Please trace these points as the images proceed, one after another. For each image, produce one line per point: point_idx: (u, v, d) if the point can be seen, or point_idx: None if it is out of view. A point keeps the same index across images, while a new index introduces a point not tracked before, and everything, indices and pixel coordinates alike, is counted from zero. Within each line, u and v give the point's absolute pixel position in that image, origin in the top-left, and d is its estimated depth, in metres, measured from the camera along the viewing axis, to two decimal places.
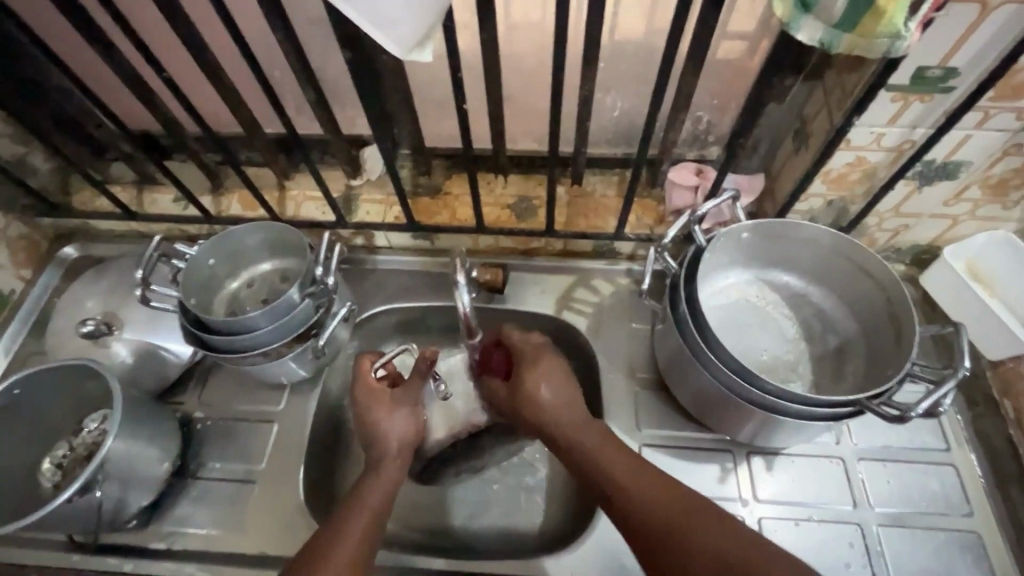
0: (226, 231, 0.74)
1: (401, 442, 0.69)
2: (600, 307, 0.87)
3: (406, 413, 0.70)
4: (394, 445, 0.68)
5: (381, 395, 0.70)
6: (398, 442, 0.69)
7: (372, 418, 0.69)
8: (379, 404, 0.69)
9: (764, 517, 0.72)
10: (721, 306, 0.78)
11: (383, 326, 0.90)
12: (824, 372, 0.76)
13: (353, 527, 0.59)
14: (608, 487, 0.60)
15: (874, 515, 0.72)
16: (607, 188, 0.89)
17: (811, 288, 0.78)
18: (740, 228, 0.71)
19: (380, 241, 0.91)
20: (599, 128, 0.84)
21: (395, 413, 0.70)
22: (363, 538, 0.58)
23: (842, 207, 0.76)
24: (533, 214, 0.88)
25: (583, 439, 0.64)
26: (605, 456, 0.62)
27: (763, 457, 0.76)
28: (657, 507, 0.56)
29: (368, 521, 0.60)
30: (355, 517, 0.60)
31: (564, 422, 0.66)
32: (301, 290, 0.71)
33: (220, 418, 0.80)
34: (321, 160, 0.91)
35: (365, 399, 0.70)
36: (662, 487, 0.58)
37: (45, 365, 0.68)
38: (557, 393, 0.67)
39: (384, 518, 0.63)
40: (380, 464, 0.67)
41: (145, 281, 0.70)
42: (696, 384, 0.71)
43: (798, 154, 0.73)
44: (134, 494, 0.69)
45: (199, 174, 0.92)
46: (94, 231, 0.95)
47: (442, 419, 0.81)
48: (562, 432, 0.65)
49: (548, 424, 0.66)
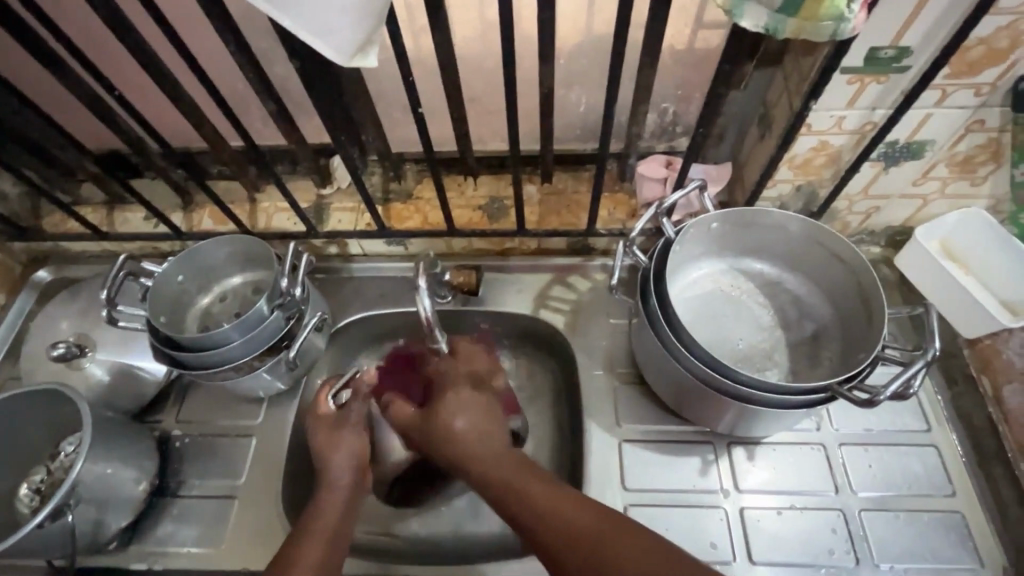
0: (192, 247, 0.74)
1: (352, 463, 0.69)
2: (577, 304, 0.87)
3: (353, 434, 0.70)
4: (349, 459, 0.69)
5: (328, 422, 0.71)
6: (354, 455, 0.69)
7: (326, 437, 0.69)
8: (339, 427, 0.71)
9: (747, 507, 0.71)
10: (695, 297, 0.77)
11: (360, 334, 0.90)
12: (802, 359, 0.75)
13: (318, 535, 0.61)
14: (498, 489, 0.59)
15: (857, 499, 0.71)
16: (578, 185, 0.89)
17: (784, 274, 0.78)
18: (707, 218, 0.71)
19: (354, 249, 0.91)
20: (566, 124, 0.84)
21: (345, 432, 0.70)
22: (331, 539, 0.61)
23: (811, 192, 0.76)
24: (504, 214, 0.88)
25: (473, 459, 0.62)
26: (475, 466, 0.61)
27: (744, 447, 0.75)
28: (563, 498, 0.56)
29: (331, 525, 0.62)
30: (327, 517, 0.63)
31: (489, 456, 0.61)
32: (270, 303, 0.70)
33: (198, 434, 0.80)
34: (290, 170, 0.91)
35: (316, 426, 0.71)
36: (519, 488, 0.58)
37: (18, 389, 0.68)
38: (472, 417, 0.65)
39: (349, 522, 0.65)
40: (331, 480, 0.67)
41: (110, 300, 0.70)
42: (672, 378, 0.71)
43: (763, 141, 0.73)
44: (112, 515, 0.68)
45: (169, 191, 0.92)
46: (67, 253, 0.94)
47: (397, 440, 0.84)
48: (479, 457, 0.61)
49: (476, 460, 0.61)
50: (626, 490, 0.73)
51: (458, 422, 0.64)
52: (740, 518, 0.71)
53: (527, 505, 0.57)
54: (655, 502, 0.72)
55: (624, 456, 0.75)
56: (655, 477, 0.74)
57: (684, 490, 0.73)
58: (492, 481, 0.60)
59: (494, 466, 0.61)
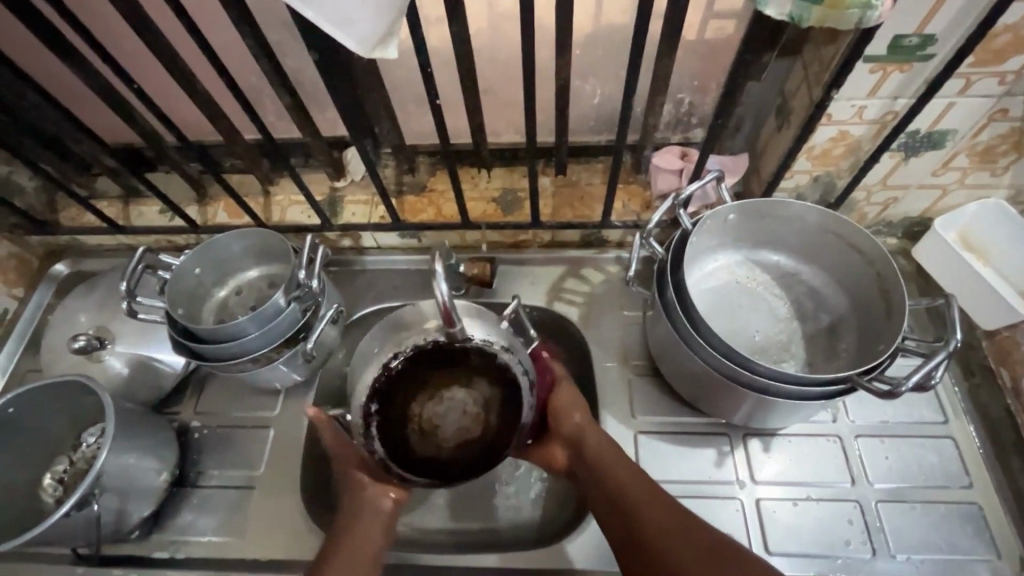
0: (209, 240, 0.75)
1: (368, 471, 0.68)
2: (591, 296, 0.86)
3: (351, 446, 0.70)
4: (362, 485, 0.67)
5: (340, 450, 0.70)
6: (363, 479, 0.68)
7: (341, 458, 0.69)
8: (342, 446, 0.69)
9: (762, 498, 0.71)
10: (711, 289, 0.77)
11: (375, 326, 0.90)
12: (818, 351, 0.75)
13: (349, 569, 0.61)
14: (600, 479, 0.63)
15: (873, 491, 0.72)
16: (592, 177, 0.89)
17: (801, 266, 0.78)
18: (724, 210, 0.71)
19: (368, 241, 0.91)
20: (580, 116, 0.84)
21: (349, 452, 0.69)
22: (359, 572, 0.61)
23: (828, 182, 0.75)
24: (518, 206, 0.87)
25: (594, 445, 0.66)
26: (606, 455, 0.65)
27: (760, 439, 0.75)
28: (654, 493, 0.61)
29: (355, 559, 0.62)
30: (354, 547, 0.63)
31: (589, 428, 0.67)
32: (287, 295, 0.70)
33: (217, 426, 0.81)
34: (304, 163, 0.91)
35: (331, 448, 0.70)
36: (626, 479, 0.62)
37: (41, 381, 0.68)
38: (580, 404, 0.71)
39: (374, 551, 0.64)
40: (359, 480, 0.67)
41: (130, 293, 0.70)
42: (688, 369, 0.71)
43: (781, 132, 0.72)
44: (134, 505, 0.69)
45: (184, 185, 0.92)
46: (84, 246, 0.95)
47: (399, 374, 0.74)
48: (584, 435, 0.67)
49: (592, 439, 0.66)
50: None
51: (575, 413, 0.69)
52: (756, 509, 0.71)
53: (618, 492, 0.62)
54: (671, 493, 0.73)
55: (639, 447, 0.75)
56: (670, 468, 0.74)
57: (699, 481, 0.73)
58: (609, 471, 0.63)
59: (609, 459, 0.64)
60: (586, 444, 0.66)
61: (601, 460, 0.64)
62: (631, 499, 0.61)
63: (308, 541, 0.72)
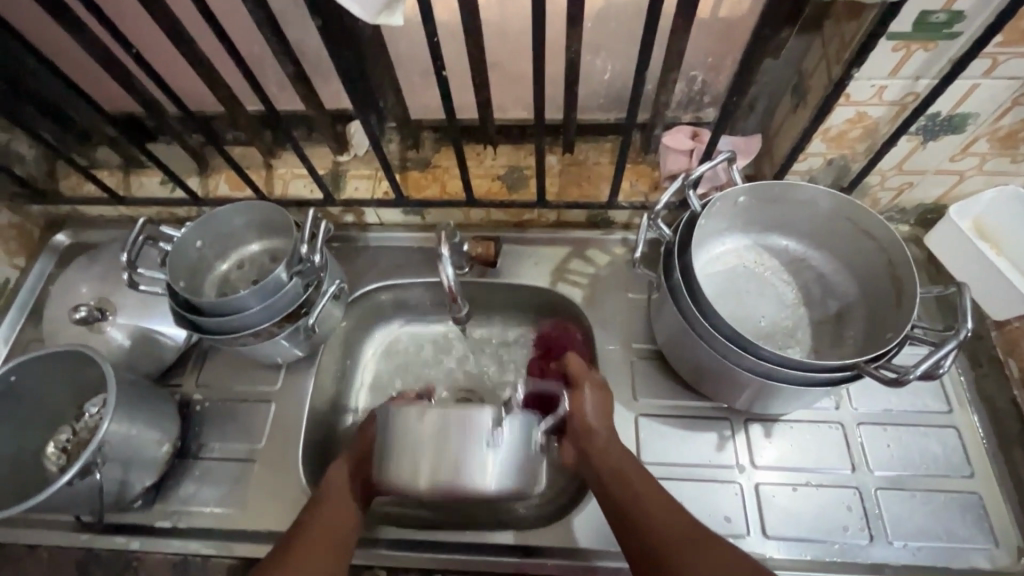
0: (210, 212, 0.74)
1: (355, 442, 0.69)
2: (595, 277, 0.85)
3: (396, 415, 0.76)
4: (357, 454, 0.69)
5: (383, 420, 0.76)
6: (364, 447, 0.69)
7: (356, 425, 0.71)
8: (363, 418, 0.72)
9: (762, 483, 0.71)
10: (718, 273, 0.76)
11: (376, 304, 0.90)
12: (823, 338, 0.74)
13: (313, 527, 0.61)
14: (608, 483, 0.62)
15: (873, 478, 0.71)
16: (600, 156, 0.87)
17: (810, 252, 0.76)
18: (735, 192, 0.69)
19: (371, 218, 0.90)
20: (590, 93, 0.81)
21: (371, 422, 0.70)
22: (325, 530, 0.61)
23: (842, 166, 0.73)
24: (524, 184, 0.86)
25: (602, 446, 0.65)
26: (614, 459, 0.64)
27: (761, 424, 0.75)
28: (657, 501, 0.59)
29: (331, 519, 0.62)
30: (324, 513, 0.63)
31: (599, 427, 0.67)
32: (288, 270, 0.70)
33: (219, 399, 0.81)
34: (306, 136, 0.90)
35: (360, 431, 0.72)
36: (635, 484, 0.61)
37: (43, 350, 0.68)
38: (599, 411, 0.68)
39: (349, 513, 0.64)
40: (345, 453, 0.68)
41: (131, 264, 0.69)
42: (692, 353, 0.70)
43: (796, 112, 0.70)
44: (136, 474, 0.70)
45: (185, 156, 0.91)
46: (85, 217, 0.94)
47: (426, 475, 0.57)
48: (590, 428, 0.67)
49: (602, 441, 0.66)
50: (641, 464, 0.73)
51: (591, 415, 0.67)
52: (755, 494, 0.71)
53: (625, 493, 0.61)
54: (671, 476, 0.72)
55: (640, 430, 0.75)
56: (670, 451, 0.74)
57: (700, 464, 0.73)
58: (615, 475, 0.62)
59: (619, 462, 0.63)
60: (594, 444, 0.66)
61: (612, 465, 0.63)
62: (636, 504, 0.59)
63: None
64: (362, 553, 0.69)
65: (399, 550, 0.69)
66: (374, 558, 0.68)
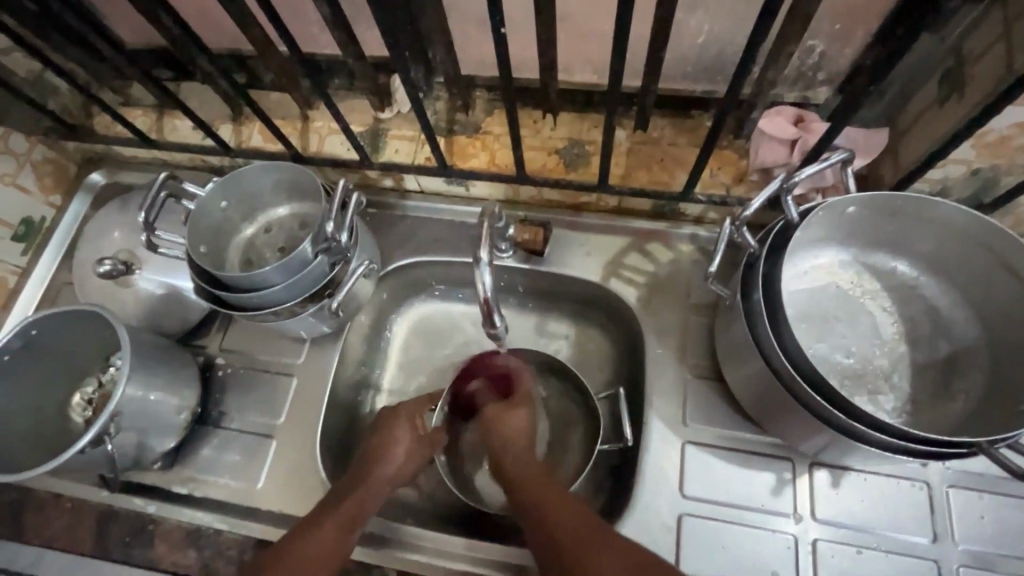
0: (234, 171, 0.67)
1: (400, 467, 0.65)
2: (655, 277, 0.75)
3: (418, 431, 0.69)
4: (388, 475, 0.64)
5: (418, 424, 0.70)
6: (395, 468, 0.65)
7: (381, 438, 0.66)
8: (392, 439, 0.66)
9: (819, 540, 0.63)
10: (803, 294, 0.64)
11: (408, 280, 0.83)
12: (925, 384, 0.62)
13: (315, 545, 0.57)
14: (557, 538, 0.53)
15: (957, 552, 0.61)
16: (678, 135, 0.74)
17: (923, 281, 0.63)
18: (845, 201, 0.56)
19: (411, 184, 0.82)
20: (677, 58, 0.68)
21: (403, 448, 0.66)
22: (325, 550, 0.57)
23: (991, 178, 0.58)
24: (584, 162, 0.75)
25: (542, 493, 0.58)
26: (561, 511, 0.55)
27: (829, 470, 0.65)
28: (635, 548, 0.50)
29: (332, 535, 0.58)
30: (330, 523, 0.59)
31: (525, 460, 0.63)
32: (313, 246, 0.63)
33: (241, 366, 0.77)
34: (347, 87, 0.80)
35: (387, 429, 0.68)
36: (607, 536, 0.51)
37: (52, 308, 0.64)
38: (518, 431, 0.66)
39: (355, 530, 0.60)
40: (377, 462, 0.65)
41: (148, 225, 0.65)
42: (760, 388, 0.60)
43: (945, 106, 0.55)
44: (155, 440, 0.68)
45: (218, 99, 0.84)
46: (119, 157, 0.90)
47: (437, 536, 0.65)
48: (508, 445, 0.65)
49: (553, 490, 0.58)
50: (682, 498, 0.65)
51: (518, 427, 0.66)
52: (809, 550, 0.62)
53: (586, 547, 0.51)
54: (714, 516, 0.64)
55: (686, 460, 0.67)
56: (718, 487, 0.65)
57: (750, 507, 0.64)
58: (581, 525, 0.53)
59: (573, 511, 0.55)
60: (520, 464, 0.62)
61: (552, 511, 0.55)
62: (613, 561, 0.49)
63: None
64: (373, 550, 0.66)
65: (405, 553, 0.65)
66: (387, 557, 0.65)
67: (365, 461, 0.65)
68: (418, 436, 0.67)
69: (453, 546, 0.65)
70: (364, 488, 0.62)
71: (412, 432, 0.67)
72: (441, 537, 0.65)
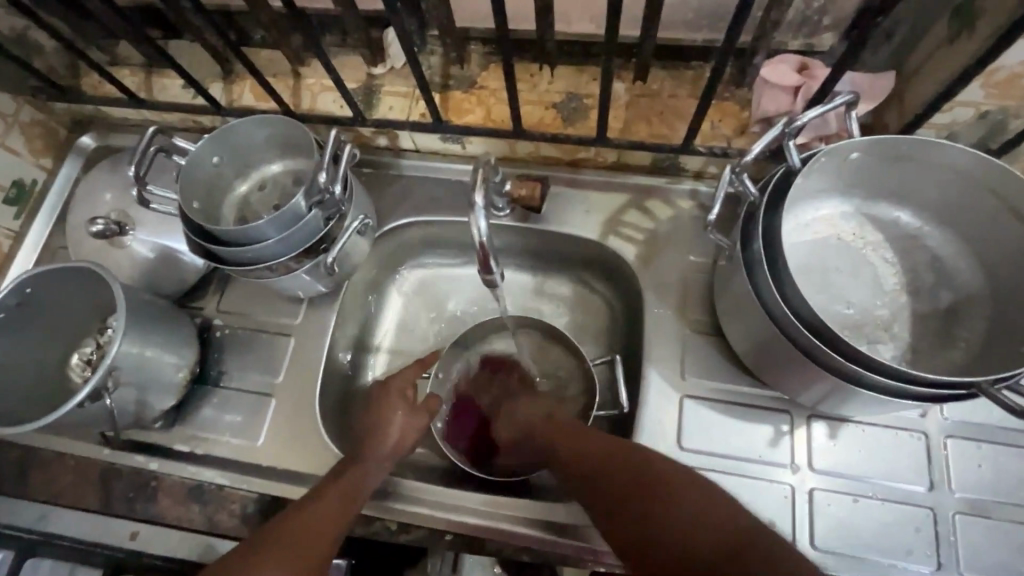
0: (226, 125, 0.66)
1: (398, 445, 0.65)
2: (654, 233, 0.74)
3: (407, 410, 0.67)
4: (384, 453, 0.64)
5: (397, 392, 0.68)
6: (392, 446, 0.64)
7: (376, 413, 0.66)
8: (385, 410, 0.66)
9: (816, 489, 0.63)
10: (804, 245, 0.64)
11: (404, 241, 0.82)
12: (926, 333, 0.61)
13: (317, 512, 0.57)
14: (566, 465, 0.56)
15: (954, 501, 0.62)
16: (678, 86, 0.72)
17: (926, 230, 0.62)
18: (849, 145, 0.55)
19: (405, 142, 0.80)
20: (678, 4, 0.66)
21: (398, 419, 0.66)
22: (331, 518, 0.57)
23: (999, 121, 0.57)
24: (582, 116, 0.73)
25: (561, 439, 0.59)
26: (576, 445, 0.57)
27: (827, 422, 0.65)
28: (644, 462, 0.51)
29: (340, 503, 0.59)
30: (331, 498, 0.59)
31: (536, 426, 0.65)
32: (307, 199, 0.62)
33: (238, 327, 0.77)
34: (339, 43, 0.79)
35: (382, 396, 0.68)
36: (630, 459, 0.52)
37: (39, 269, 0.63)
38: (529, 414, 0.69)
39: (361, 500, 0.61)
40: (370, 441, 0.64)
41: (139, 179, 0.65)
42: (759, 337, 0.59)
43: (954, 45, 0.54)
44: (155, 397, 0.68)
45: (207, 57, 0.82)
46: (109, 119, 0.88)
47: (445, 497, 0.66)
48: (533, 432, 0.65)
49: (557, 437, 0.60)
50: (679, 450, 0.66)
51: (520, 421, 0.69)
52: (806, 499, 0.63)
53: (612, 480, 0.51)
54: (712, 467, 0.65)
55: (684, 414, 0.67)
56: (716, 439, 0.66)
57: (747, 459, 0.65)
58: (600, 453, 0.54)
59: (592, 444, 0.56)
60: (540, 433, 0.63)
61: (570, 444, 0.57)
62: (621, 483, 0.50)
63: (325, 461, 0.70)
64: (373, 503, 0.66)
65: (411, 507, 0.66)
66: (386, 511, 0.66)
67: (361, 438, 0.65)
68: (411, 406, 0.68)
69: (472, 504, 0.66)
70: (362, 465, 0.62)
71: (404, 406, 0.67)
72: (447, 491, 0.66)
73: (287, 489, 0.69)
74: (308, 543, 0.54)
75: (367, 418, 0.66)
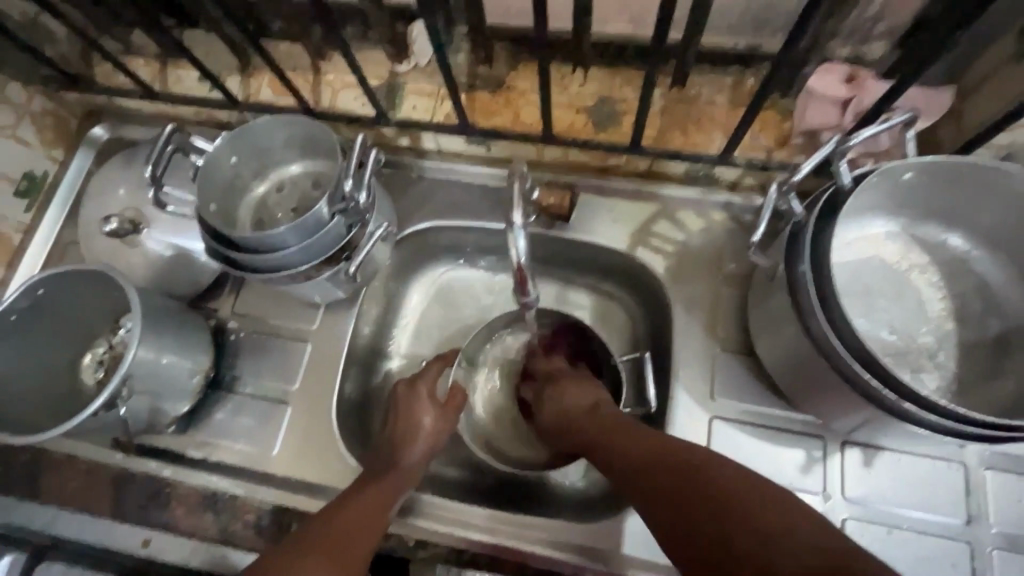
0: (246, 125, 0.63)
1: (426, 445, 0.64)
2: (685, 246, 0.71)
3: (434, 414, 0.66)
4: (414, 462, 0.63)
5: (420, 391, 0.67)
6: (421, 454, 0.63)
7: (405, 416, 0.65)
8: (413, 414, 0.65)
9: (848, 519, 0.61)
10: (847, 264, 0.61)
11: (424, 245, 0.79)
12: (973, 364, 0.59)
13: (349, 519, 0.56)
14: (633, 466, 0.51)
15: (991, 535, 0.60)
16: (717, 92, 0.69)
17: (977, 255, 0.60)
18: (904, 167, 0.52)
19: (428, 143, 0.77)
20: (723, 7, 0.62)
21: (428, 424, 0.65)
22: (363, 528, 0.56)
23: None
24: (615, 122, 0.70)
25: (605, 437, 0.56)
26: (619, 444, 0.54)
27: (861, 449, 0.63)
28: (673, 452, 0.50)
29: (372, 509, 0.57)
30: (362, 504, 0.57)
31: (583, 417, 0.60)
32: (330, 206, 0.59)
33: (253, 330, 0.75)
34: (361, 37, 0.75)
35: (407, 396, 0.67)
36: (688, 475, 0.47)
37: (55, 269, 0.61)
38: (580, 391, 0.63)
39: (391, 510, 0.60)
40: (401, 445, 0.63)
41: (155, 179, 0.62)
42: (797, 365, 0.57)
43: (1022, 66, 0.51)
44: (168, 403, 0.66)
45: (224, 49, 0.79)
46: (121, 109, 0.86)
47: (452, 512, 0.65)
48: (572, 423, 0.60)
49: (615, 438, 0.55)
50: None
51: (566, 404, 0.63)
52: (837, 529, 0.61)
53: (686, 529, 0.44)
54: None
55: (712, 436, 0.65)
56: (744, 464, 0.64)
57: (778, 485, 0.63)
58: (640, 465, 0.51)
59: (656, 476, 0.49)
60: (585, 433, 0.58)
61: (625, 460, 0.52)
62: (659, 485, 0.48)
63: (340, 472, 0.68)
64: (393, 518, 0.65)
65: (429, 522, 0.64)
66: (405, 526, 0.65)
67: (393, 446, 0.63)
68: (439, 407, 0.67)
69: (480, 519, 0.64)
70: (397, 474, 0.61)
71: (433, 408, 0.66)
72: (454, 506, 0.65)
73: (303, 500, 0.67)
74: (340, 551, 0.53)
75: (395, 431, 0.64)
